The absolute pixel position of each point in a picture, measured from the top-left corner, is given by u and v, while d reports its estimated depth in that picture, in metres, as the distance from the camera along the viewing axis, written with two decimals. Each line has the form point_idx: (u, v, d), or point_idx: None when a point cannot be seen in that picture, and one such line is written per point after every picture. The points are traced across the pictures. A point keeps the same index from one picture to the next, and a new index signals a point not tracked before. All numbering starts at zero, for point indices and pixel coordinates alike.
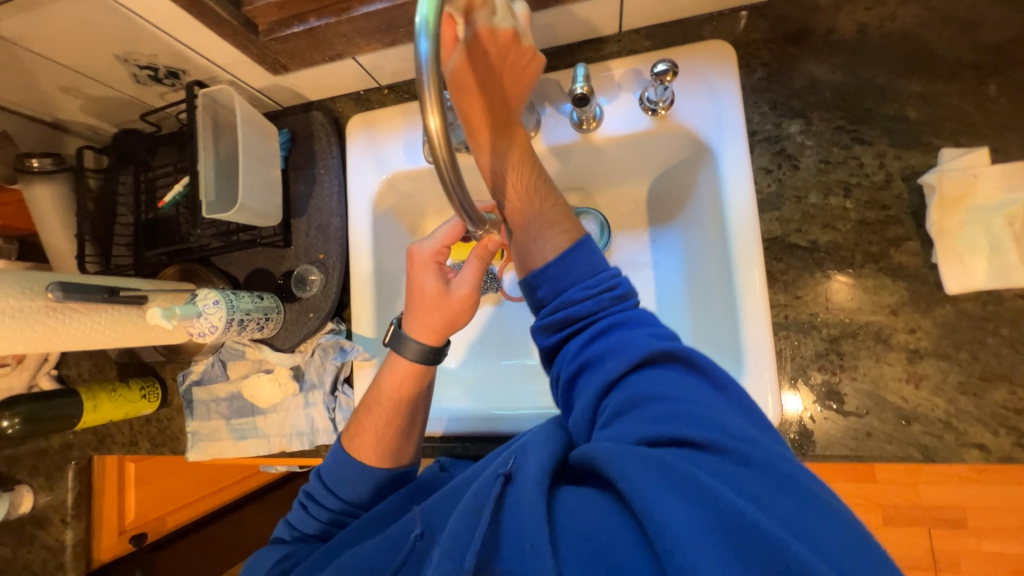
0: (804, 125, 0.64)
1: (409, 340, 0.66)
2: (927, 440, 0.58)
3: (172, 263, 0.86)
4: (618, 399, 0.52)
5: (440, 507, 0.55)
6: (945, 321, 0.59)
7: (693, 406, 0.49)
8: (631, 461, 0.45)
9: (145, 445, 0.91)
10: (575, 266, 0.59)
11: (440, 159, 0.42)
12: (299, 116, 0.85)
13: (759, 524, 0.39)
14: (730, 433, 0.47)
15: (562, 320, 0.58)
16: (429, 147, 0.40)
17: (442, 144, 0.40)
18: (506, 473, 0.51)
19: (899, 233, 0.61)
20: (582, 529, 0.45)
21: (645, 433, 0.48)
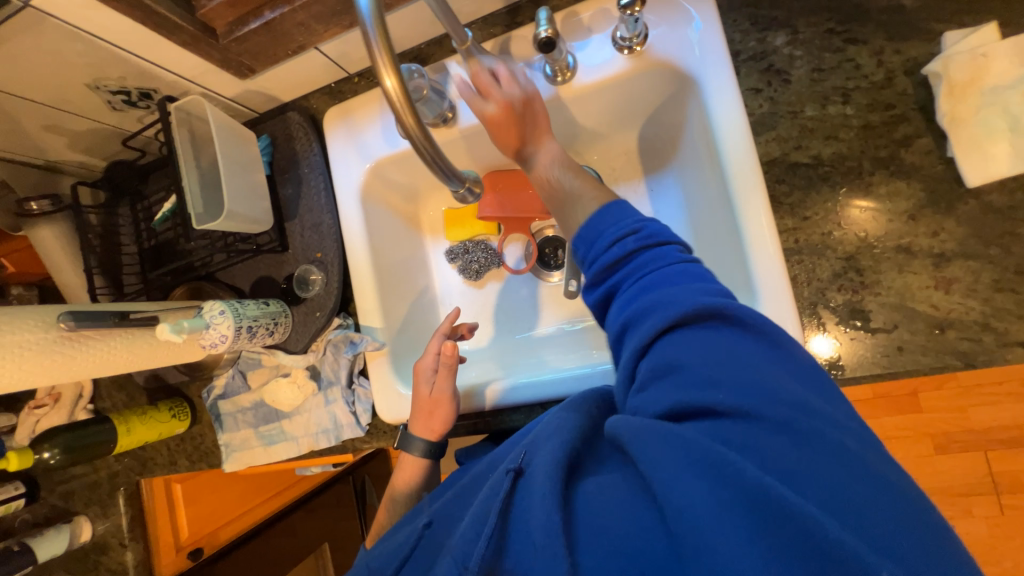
0: (790, 36, 0.60)
1: (415, 436, 0.76)
2: (965, 346, 0.55)
3: (178, 283, 0.87)
4: (648, 369, 0.51)
5: (451, 512, 0.61)
6: (970, 218, 0.54)
7: (730, 374, 0.47)
8: (653, 443, 0.45)
9: (183, 464, 0.94)
10: (599, 224, 0.59)
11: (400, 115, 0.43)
12: (276, 120, 0.84)
13: (788, 501, 0.38)
14: (777, 398, 0.45)
15: (598, 275, 0.58)
16: (388, 104, 0.42)
17: (399, 98, 0.42)
18: (514, 469, 0.54)
19: (908, 131, 0.56)
20: (597, 509, 0.47)
21: (676, 403, 0.47)
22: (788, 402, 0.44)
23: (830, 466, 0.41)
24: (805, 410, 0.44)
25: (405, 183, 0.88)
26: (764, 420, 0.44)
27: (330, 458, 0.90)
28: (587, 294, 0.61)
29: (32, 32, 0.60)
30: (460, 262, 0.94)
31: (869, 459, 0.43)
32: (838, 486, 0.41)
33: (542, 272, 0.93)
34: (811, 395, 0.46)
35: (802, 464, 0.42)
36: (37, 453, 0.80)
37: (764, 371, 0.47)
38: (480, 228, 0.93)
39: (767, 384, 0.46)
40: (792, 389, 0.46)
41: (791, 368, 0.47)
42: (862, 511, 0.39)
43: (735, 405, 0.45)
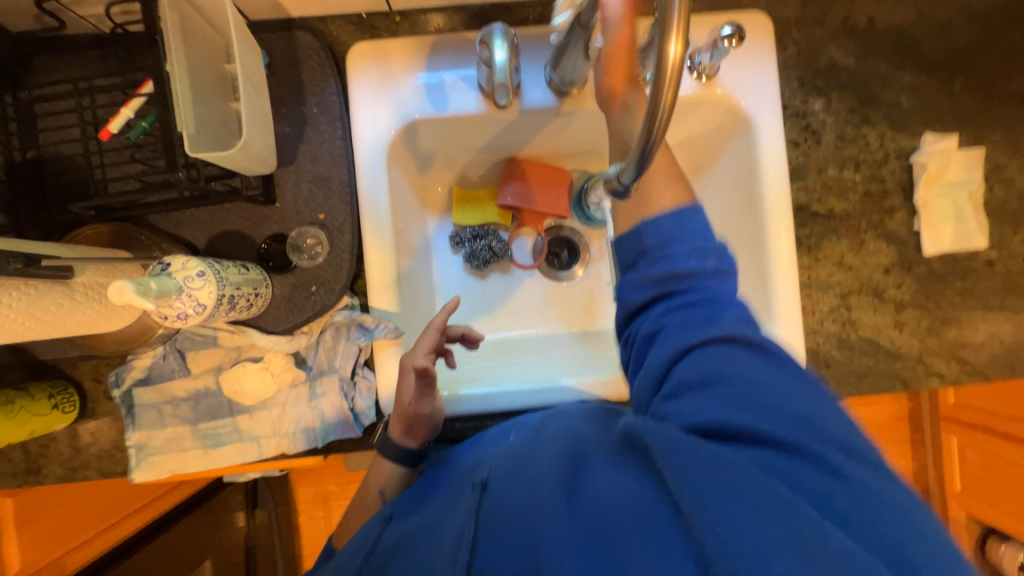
0: (825, 103, 0.71)
1: (391, 440, 0.66)
2: (905, 373, 0.72)
3: (100, 220, 0.62)
4: (688, 375, 0.50)
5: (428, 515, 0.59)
6: (921, 278, 0.72)
7: (776, 397, 0.48)
8: (694, 462, 0.44)
9: (54, 472, 0.67)
10: (691, 217, 0.54)
11: (663, 86, 0.36)
12: (277, 36, 0.66)
13: (827, 532, 0.39)
14: (809, 427, 0.47)
15: (656, 273, 0.53)
16: (666, 69, 0.35)
17: (675, 70, 0.35)
18: (482, 483, 0.57)
19: (892, 204, 0.72)
20: (602, 514, 0.49)
21: (712, 419, 0.47)
22: (819, 431, 0.46)
23: (863, 501, 0.43)
24: (835, 444, 0.46)
25: (429, 151, 0.77)
26: (798, 452, 0.45)
27: (290, 463, 0.74)
28: (630, 286, 0.56)
29: None
30: (465, 249, 0.86)
31: (908, 505, 0.43)
32: (872, 511, 0.42)
33: (550, 272, 0.90)
34: (841, 428, 0.48)
35: (832, 494, 0.43)
36: None
37: (797, 396, 0.48)
38: (493, 216, 0.86)
39: (808, 414, 0.47)
40: (821, 416, 0.48)
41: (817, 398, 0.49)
42: (896, 542, 0.40)
43: (772, 434, 0.46)
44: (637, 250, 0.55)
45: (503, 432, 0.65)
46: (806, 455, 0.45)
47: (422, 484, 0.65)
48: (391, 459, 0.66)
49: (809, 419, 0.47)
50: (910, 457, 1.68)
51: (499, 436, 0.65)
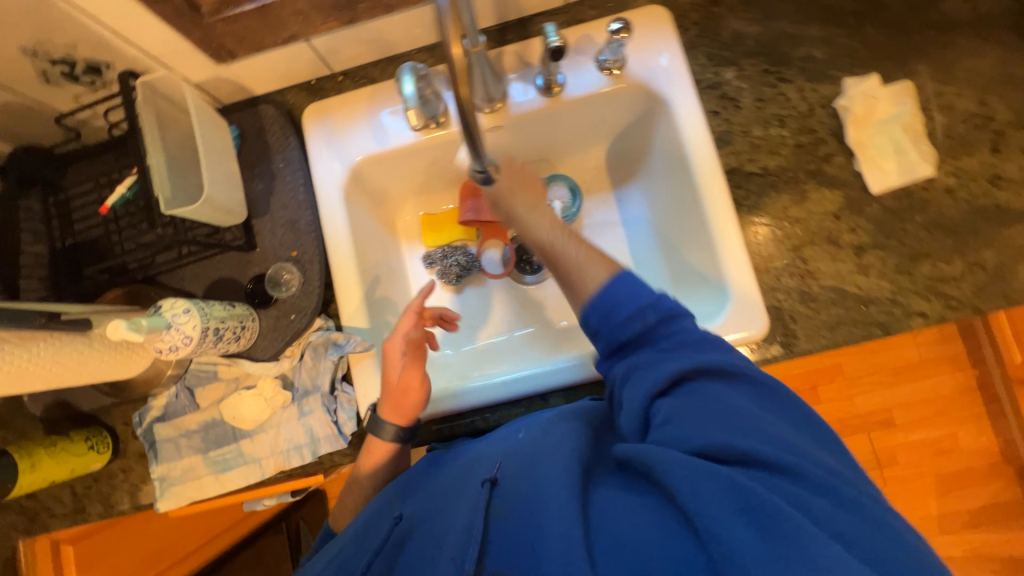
0: (737, 71, 0.74)
1: (383, 423, 0.68)
2: (883, 317, 0.68)
3: (116, 283, 0.75)
4: (674, 402, 0.50)
5: (425, 509, 0.57)
6: (875, 217, 0.70)
7: (767, 423, 0.48)
8: (700, 481, 0.43)
9: (95, 510, 0.77)
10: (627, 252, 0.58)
11: (458, 79, 0.42)
12: (246, 112, 0.79)
13: (829, 552, 0.39)
14: (802, 452, 0.46)
15: (607, 306, 0.56)
16: (450, 74, 0.42)
17: (462, 62, 0.42)
18: (490, 479, 0.54)
19: (828, 151, 0.72)
20: (616, 524, 0.46)
21: (707, 441, 0.46)
22: (811, 457, 0.46)
23: (860, 526, 0.42)
24: (831, 471, 0.46)
25: (388, 185, 0.87)
26: (801, 474, 0.44)
27: (295, 483, 0.80)
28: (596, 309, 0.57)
29: None
30: (438, 266, 0.92)
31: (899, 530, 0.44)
32: (869, 530, 0.42)
33: (520, 277, 0.94)
34: (835, 461, 0.48)
35: (832, 513, 0.43)
36: None
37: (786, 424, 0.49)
38: (459, 234, 0.93)
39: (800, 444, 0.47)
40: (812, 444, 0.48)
41: (799, 427, 0.50)
42: (886, 561, 0.41)
43: (775, 457, 0.45)
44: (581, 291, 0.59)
45: (494, 436, 0.63)
46: (805, 476, 0.44)
47: (420, 469, 0.64)
48: (385, 440, 0.69)
49: (802, 446, 0.47)
50: (989, 431, 1.49)
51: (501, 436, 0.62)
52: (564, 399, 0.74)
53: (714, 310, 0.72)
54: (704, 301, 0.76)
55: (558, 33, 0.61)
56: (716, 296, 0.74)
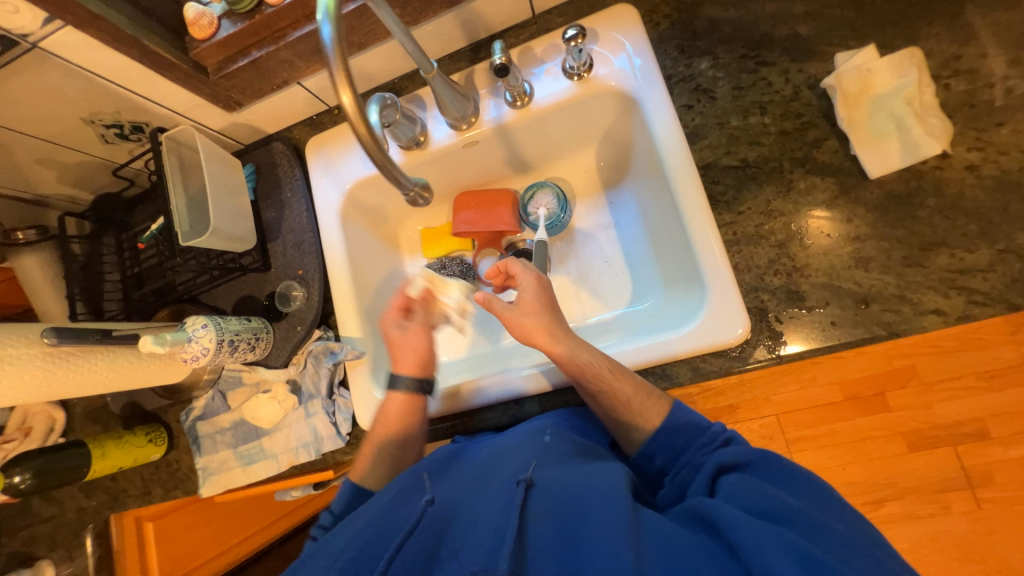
0: (712, 61, 0.71)
1: (399, 376, 0.75)
2: (887, 317, 0.61)
3: (162, 303, 0.90)
4: (739, 477, 0.51)
5: (456, 500, 0.55)
6: (876, 205, 0.62)
7: (835, 514, 0.47)
8: (763, 537, 0.42)
9: (158, 492, 0.92)
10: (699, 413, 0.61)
11: (356, 129, 0.47)
12: (260, 150, 0.91)
13: None
14: (873, 547, 0.44)
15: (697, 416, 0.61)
16: (349, 122, 0.46)
17: (355, 115, 0.46)
18: (528, 478, 0.53)
19: (817, 135, 0.65)
20: (668, 548, 0.44)
21: (773, 505, 0.46)
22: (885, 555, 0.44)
23: None
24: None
25: (383, 204, 0.94)
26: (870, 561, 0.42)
27: (309, 476, 0.89)
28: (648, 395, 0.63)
29: (34, 71, 0.65)
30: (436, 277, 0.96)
31: None
32: None
33: None
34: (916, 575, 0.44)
35: None
36: (6, 478, 0.76)
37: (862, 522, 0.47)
38: (455, 245, 0.96)
39: (875, 542, 0.45)
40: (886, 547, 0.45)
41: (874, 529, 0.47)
42: None
43: (840, 533, 0.44)
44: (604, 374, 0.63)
45: (519, 440, 0.63)
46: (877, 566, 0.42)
47: (438, 458, 0.64)
48: (403, 393, 0.74)
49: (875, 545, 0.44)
50: None
51: (523, 439, 0.62)
52: (539, 406, 0.76)
53: (691, 312, 0.69)
54: (687, 304, 0.72)
55: (502, 51, 0.63)
56: (696, 298, 0.70)
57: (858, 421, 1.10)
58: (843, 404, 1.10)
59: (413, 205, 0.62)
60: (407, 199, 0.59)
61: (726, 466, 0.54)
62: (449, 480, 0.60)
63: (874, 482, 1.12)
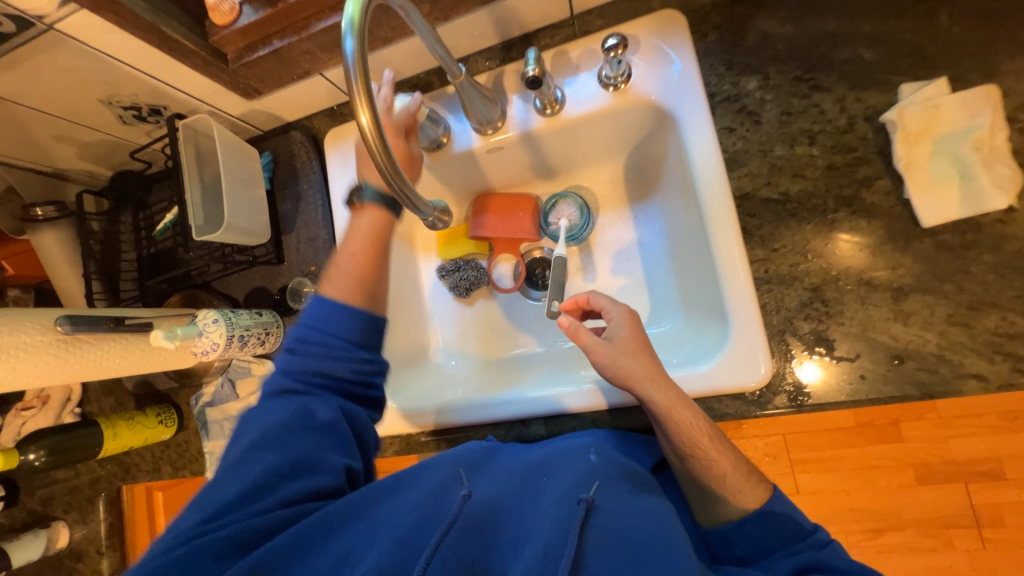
0: (761, 81, 0.65)
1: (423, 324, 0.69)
2: (922, 377, 0.57)
3: (174, 290, 0.90)
4: None
5: (502, 503, 0.53)
6: (925, 256, 0.58)
7: None
8: None
9: (167, 470, 0.95)
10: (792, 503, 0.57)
11: (374, 150, 0.45)
12: (279, 138, 0.88)
13: None
14: None
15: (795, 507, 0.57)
16: (364, 143, 0.44)
17: (373, 136, 0.44)
18: (587, 499, 0.51)
19: (869, 173, 0.60)
20: None
21: None
22: None
23: None
24: None
25: None
26: None
27: None
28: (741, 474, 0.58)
29: (52, 51, 0.63)
30: (450, 279, 0.93)
31: None
32: None
33: (529, 292, 0.92)
34: None
35: None
36: (23, 454, 0.80)
37: None
38: (471, 248, 0.93)
39: None
40: None
41: None
42: None
43: None
44: (701, 437, 0.59)
45: (566, 447, 0.60)
46: None
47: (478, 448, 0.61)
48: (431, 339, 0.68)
49: None
50: None
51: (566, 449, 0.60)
52: (545, 428, 0.75)
53: (711, 349, 0.66)
54: (707, 338, 0.69)
55: (536, 61, 0.59)
56: (718, 334, 0.67)
57: (867, 447, 0.91)
58: (856, 429, 0.92)
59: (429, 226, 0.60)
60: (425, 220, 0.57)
61: (810, 567, 0.53)
62: (491, 473, 0.58)
63: (875, 510, 0.92)
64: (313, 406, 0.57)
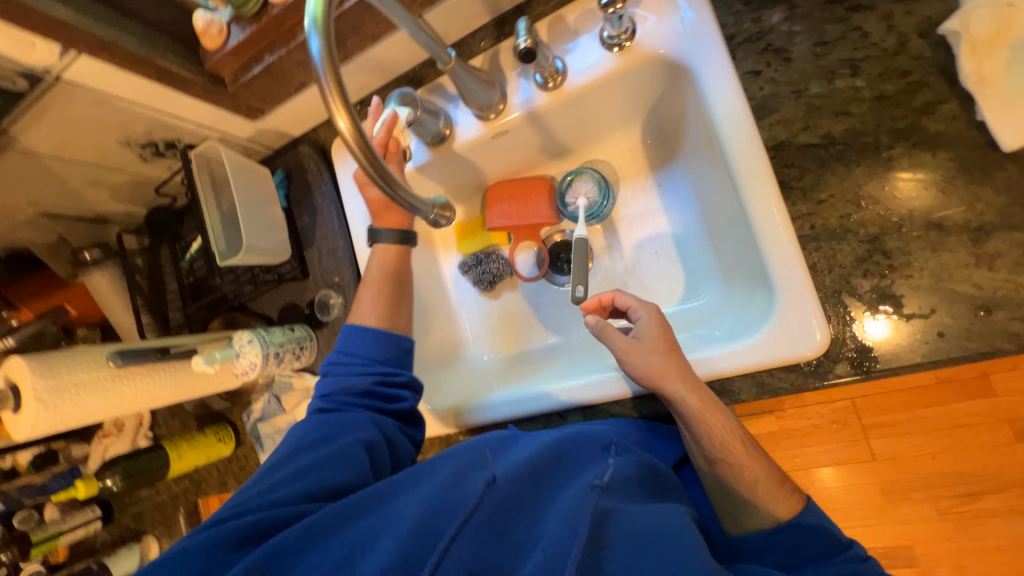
0: (787, 12, 0.57)
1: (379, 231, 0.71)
2: (1017, 327, 0.49)
3: (213, 314, 0.94)
4: None
5: (518, 488, 0.50)
6: (1009, 185, 0.49)
7: None
8: None
9: (232, 483, 1.00)
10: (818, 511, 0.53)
11: (358, 157, 0.43)
12: (289, 155, 0.89)
13: None
14: None
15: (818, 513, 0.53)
16: (346, 147, 0.43)
17: (354, 143, 0.42)
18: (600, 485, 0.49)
19: (928, 98, 0.52)
20: None
21: None
22: None
23: None
24: None
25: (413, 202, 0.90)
26: None
27: None
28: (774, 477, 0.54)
29: (66, 101, 0.66)
30: (473, 274, 0.91)
31: None
32: None
33: (555, 278, 0.88)
34: None
35: None
36: (101, 480, 0.89)
37: None
38: (490, 240, 0.91)
39: None
40: None
41: None
42: None
43: None
44: (737, 441, 0.55)
45: (589, 442, 0.58)
46: None
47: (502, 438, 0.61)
48: (385, 247, 0.72)
49: None
50: None
51: (588, 444, 0.58)
52: (585, 418, 0.71)
53: (757, 320, 0.60)
54: (752, 308, 0.63)
55: (528, 31, 0.55)
56: (763, 303, 0.61)
57: (952, 402, 0.80)
58: (937, 385, 0.81)
59: (431, 224, 0.57)
60: (426, 220, 0.55)
61: None
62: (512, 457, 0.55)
63: (961, 473, 0.80)
64: (343, 423, 0.62)
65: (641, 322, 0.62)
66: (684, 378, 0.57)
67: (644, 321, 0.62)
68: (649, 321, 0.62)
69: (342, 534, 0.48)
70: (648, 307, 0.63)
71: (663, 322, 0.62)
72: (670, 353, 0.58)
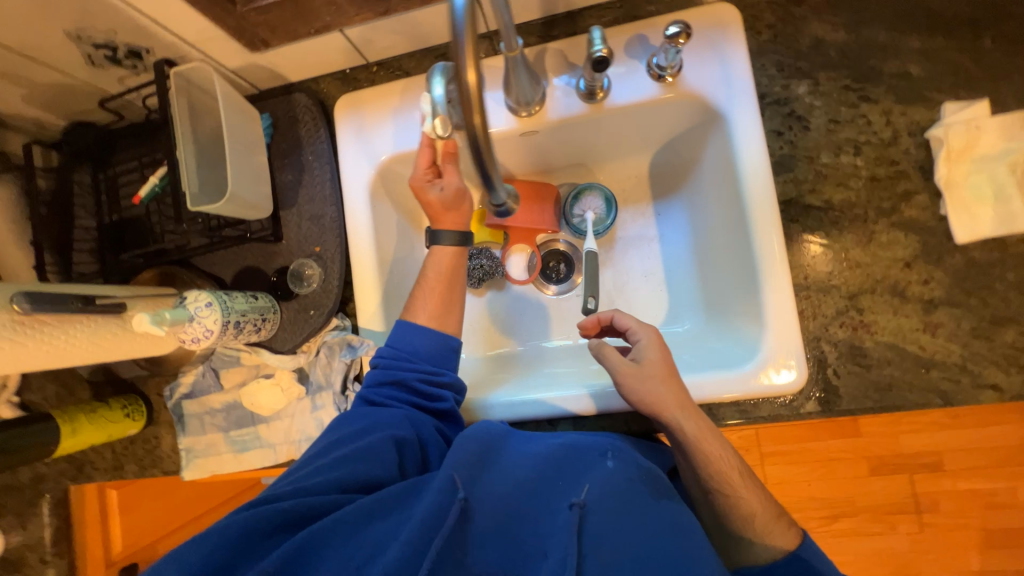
0: (811, 86, 0.65)
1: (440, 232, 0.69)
2: (946, 386, 0.60)
3: (149, 264, 0.78)
4: None
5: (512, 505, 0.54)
6: (956, 270, 0.61)
7: None
8: None
9: (131, 469, 0.84)
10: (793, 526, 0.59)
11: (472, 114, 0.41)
12: (279, 100, 0.78)
13: None
14: None
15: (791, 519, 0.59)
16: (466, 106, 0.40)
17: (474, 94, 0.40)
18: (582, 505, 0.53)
19: (908, 187, 0.62)
20: None
21: None
22: None
23: None
24: None
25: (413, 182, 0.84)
26: None
27: None
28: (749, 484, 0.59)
29: None
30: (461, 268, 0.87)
31: None
32: None
33: (544, 285, 0.88)
34: None
35: None
36: None
37: None
38: (484, 236, 0.86)
39: None
40: None
41: None
42: None
43: None
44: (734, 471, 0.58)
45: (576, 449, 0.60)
46: None
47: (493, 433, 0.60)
48: (450, 248, 0.69)
49: None
50: None
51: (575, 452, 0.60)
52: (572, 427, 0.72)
53: (746, 352, 0.66)
54: (738, 340, 0.70)
55: (604, 41, 0.54)
56: (751, 338, 0.67)
57: None
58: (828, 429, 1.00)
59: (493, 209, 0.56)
60: (493, 203, 0.53)
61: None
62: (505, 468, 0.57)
63: None
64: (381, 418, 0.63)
65: (638, 346, 0.64)
66: (687, 407, 0.60)
67: (641, 346, 0.64)
68: (652, 347, 0.64)
69: (359, 536, 0.52)
70: (649, 332, 0.65)
71: (666, 348, 0.64)
72: (673, 382, 0.61)
